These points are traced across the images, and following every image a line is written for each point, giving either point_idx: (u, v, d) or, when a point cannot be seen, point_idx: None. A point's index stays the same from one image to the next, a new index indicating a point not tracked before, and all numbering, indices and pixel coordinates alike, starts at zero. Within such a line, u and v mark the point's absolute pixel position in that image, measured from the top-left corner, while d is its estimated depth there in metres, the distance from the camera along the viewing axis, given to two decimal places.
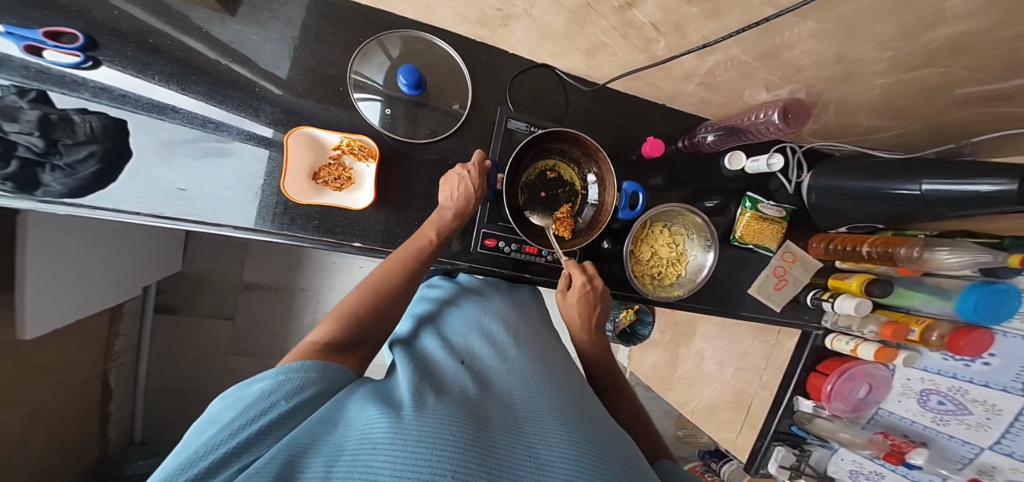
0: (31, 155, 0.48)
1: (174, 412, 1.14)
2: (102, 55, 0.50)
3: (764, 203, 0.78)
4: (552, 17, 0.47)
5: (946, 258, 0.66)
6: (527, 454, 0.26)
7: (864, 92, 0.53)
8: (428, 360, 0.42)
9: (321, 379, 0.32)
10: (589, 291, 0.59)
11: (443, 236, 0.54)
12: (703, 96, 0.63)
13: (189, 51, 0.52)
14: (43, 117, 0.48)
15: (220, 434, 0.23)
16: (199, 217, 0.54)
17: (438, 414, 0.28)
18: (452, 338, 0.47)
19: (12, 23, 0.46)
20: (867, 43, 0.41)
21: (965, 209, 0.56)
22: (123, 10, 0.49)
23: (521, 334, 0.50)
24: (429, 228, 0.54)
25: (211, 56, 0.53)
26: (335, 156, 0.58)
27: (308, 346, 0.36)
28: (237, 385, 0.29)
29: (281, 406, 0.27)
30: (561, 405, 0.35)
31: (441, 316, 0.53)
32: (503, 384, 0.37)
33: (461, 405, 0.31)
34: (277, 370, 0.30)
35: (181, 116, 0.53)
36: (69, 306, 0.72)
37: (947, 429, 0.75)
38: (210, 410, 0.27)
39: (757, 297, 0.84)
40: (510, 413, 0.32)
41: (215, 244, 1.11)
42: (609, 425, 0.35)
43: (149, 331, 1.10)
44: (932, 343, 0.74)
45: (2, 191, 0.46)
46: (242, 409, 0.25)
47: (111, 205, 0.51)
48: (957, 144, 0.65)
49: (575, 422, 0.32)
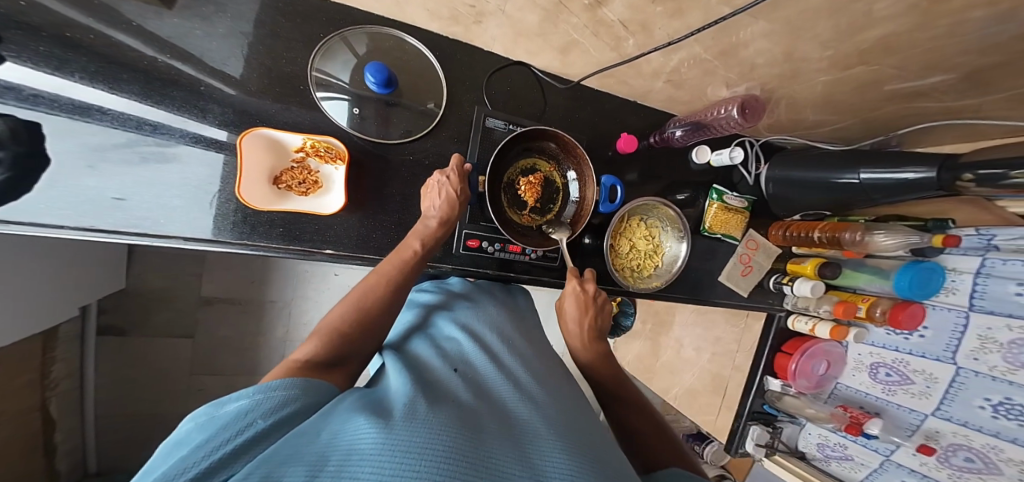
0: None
1: (134, 439, 1.03)
2: (6, 49, 0.42)
3: (728, 195, 0.83)
4: (525, 14, 0.47)
5: (883, 240, 0.74)
6: (519, 465, 0.25)
7: (810, 89, 0.57)
8: (419, 367, 0.40)
9: (304, 396, 0.30)
10: (584, 297, 0.57)
11: (428, 247, 0.51)
12: (671, 93, 0.65)
13: (120, 47, 0.47)
14: None
15: (192, 455, 0.21)
16: (141, 229, 0.49)
17: (428, 424, 0.27)
18: (443, 344, 0.46)
19: None
20: (812, 43, 0.44)
21: (894, 194, 0.64)
22: None
23: (513, 339, 0.49)
24: (413, 238, 0.51)
25: (149, 51, 0.48)
26: (299, 159, 0.54)
27: (291, 365, 0.34)
28: (211, 403, 0.26)
29: (258, 425, 0.25)
30: (555, 416, 0.34)
31: (429, 324, 0.51)
32: (496, 393, 0.37)
33: (453, 413, 0.30)
34: (258, 387, 0.28)
35: (111, 118, 0.47)
36: None
37: (894, 398, 0.82)
38: (180, 430, 0.25)
39: (727, 284, 0.88)
40: (504, 422, 0.31)
41: (162, 257, 1.01)
42: (599, 436, 0.35)
43: (95, 353, 0.98)
44: (876, 318, 0.82)
45: None
46: (217, 429, 0.23)
47: (33, 219, 0.44)
48: (887, 136, 0.72)
49: (569, 433, 0.31)
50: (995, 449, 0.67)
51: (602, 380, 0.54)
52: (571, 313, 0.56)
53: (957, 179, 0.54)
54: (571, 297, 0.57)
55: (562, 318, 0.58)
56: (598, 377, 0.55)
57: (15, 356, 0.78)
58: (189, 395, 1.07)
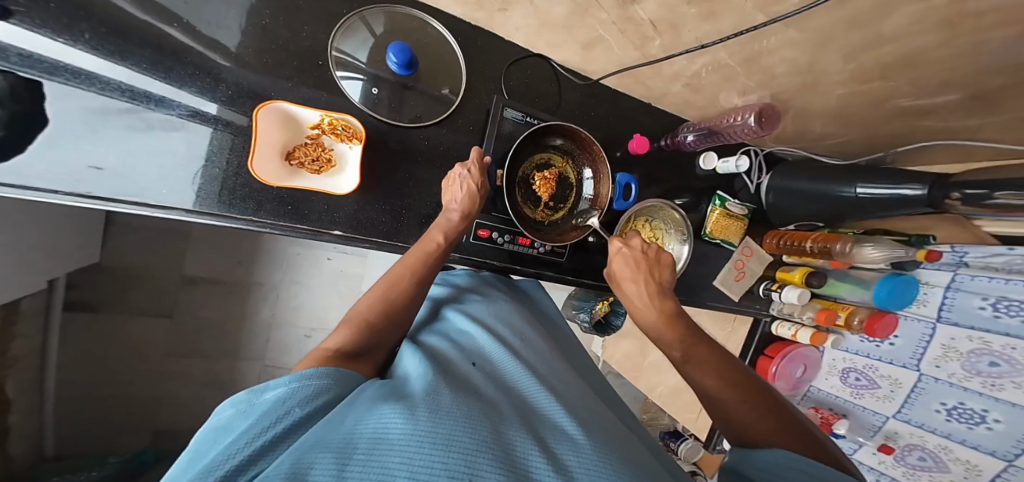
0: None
1: (103, 421, 0.98)
2: (15, 5, 0.40)
3: (730, 201, 0.84)
4: (555, 5, 0.46)
5: (870, 252, 0.77)
6: (560, 463, 0.25)
7: (823, 102, 0.59)
8: (440, 358, 0.40)
9: (335, 386, 0.29)
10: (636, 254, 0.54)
11: (451, 239, 0.51)
12: (686, 97, 0.66)
13: (116, 8, 0.44)
14: None
15: (232, 445, 0.20)
16: (140, 197, 0.45)
17: (465, 419, 0.26)
18: (462, 337, 0.45)
19: None
20: (835, 54, 0.45)
21: (889, 209, 0.66)
22: None
23: (532, 336, 0.48)
24: (435, 231, 0.50)
25: (147, 17, 0.45)
26: (313, 136, 0.51)
27: (322, 354, 0.33)
28: (247, 388, 0.25)
29: (295, 414, 0.24)
30: (581, 415, 0.33)
31: (446, 315, 0.50)
32: (520, 390, 0.36)
33: (481, 409, 0.30)
34: (292, 375, 0.27)
35: (107, 85, 0.44)
36: None
37: (861, 402, 0.88)
38: (217, 416, 0.24)
39: (721, 288, 0.91)
40: (532, 420, 0.30)
41: (145, 232, 0.96)
42: (624, 436, 0.35)
43: (61, 329, 0.93)
44: (854, 327, 0.86)
45: None
46: (257, 418, 0.22)
47: (21, 182, 0.40)
48: (883, 153, 0.75)
49: (599, 432, 0.31)
50: (946, 448, 0.75)
51: (665, 341, 0.49)
52: (625, 273, 0.54)
53: (945, 197, 0.57)
54: (621, 257, 0.55)
55: (615, 279, 0.55)
56: (661, 338, 0.50)
57: None
58: (163, 378, 1.03)
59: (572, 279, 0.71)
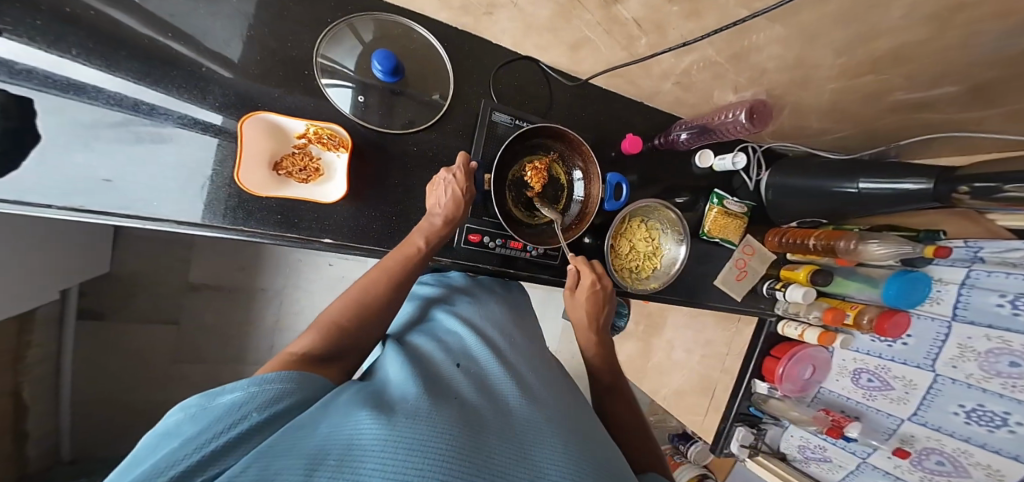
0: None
1: (112, 427, 1.01)
2: None
3: (728, 200, 0.83)
4: (538, 7, 0.47)
5: (876, 249, 0.75)
6: (526, 466, 0.25)
7: (818, 97, 0.57)
8: (421, 360, 0.40)
9: (298, 391, 0.29)
10: (598, 291, 0.59)
11: (432, 244, 0.51)
12: (678, 96, 0.65)
13: (116, 23, 0.45)
14: None
15: (181, 448, 0.20)
16: (131, 210, 0.47)
17: (432, 420, 0.27)
18: (444, 338, 0.45)
19: None
20: (825, 49, 0.44)
21: (890, 205, 0.66)
22: None
23: (515, 337, 0.48)
24: (417, 235, 0.51)
25: (146, 31, 0.47)
26: (300, 145, 0.53)
27: (287, 357, 0.33)
28: (203, 393, 0.25)
29: (252, 419, 0.24)
30: (554, 416, 0.34)
31: (430, 318, 0.50)
32: (496, 390, 0.36)
33: (452, 409, 0.30)
34: (253, 379, 0.27)
35: (105, 97, 0.45)
36: None
37: (875, 404, 0.85)
38: (166, 421, 0.24)
39: (722, 288, 0.89)
40: (504, 420, 0.31)
41: (152, 241, 0.99)
42: (598, 437, 0.35)
43: (74, 337, 0.96)
44: (863, 326, 0.83)
45: None
46: (210, 422, 0.22)
47: (16, 197, 0.42)
48: (886, 147, 0.73)
49: (572, 435, 0.31)
50: (965, 453, 0.71)
51: (598, 368, 0.58)
52: (580, 305, 0.59)
53: (951, 192, 0.55)
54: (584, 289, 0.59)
55: (570, 305, 0.61)
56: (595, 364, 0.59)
57: None
58: (171, 383, 1.05)
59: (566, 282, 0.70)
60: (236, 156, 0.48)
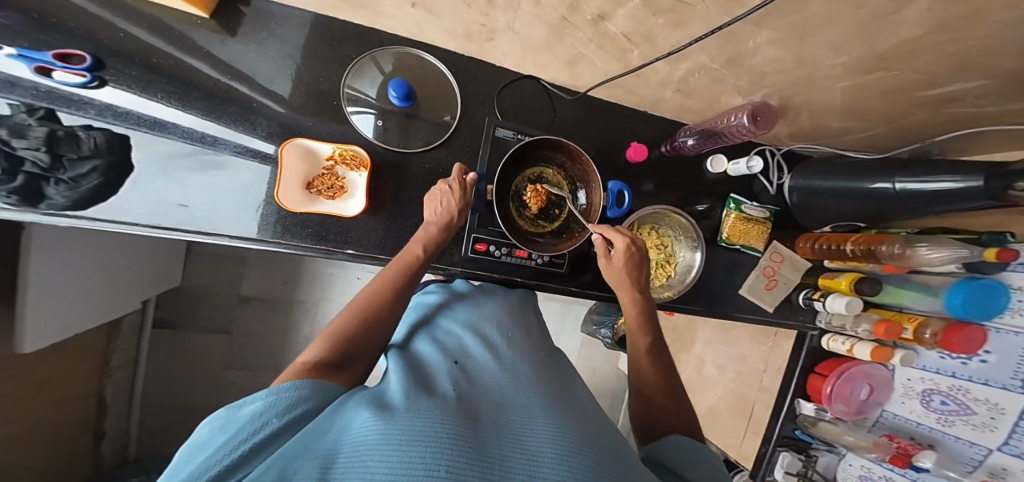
0: (36, 170, 0.49)
1: (170, 428, 1.12)
2: (108, 75, 0.52)
3: (747, 204, 0.80)
4: (533, 30, 0.51)
5: (927, 254, 0.66)
6: (525, 448, 0.26)
7: (829, 96, 0.56)
8: (426, 363, 0.42)
9: (313, 396, 0.32)
10: (635, 254, 0.56)
11: (430, 251, 0.54)
12: (681, 103, 0.66)
13: (191, 70, 0.55)
14: (51, 133, 0.50)
15: (211, 457, 0.23)
16: (195, 227, 0.55)
17: (435, 413, 0.28)
18: (449, 339, 0.48)
19: (24, 46, 0.48)
20: (821, 48, 0.43)
21: (938, 205, 0.57)
22: (129, 32, 0.52)
23: (517, 336, 0.50)
24: (415, 244, 0.54)
25: (214, 73, 0.56)
26: (329, 167, 0.59)
27: (301, 366, 0.36)
28: (227, 405, 0.28)
29: (273, 425, 0.27)
30: (559, 406, 0.35)
31: (437, 320, 0.53)
32: (500, 383, 0.37)
33: (456, 405, 0.31)
34: (270, 389, 0.30)
35: (179, 131, 0.55)
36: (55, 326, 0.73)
37: (952, 430, 0.69)
38: (197, 433, 0.27)
39: (749, 297, 0.84)
40: (506, 410, 0.32)
41: (212, 257, 1.12)
42: (601, 422, 0.35)
43: (148, 344, 1.09)
44: (927, 341, 0.71)
45: (7, 203, 0.48)
46: (234, 431, 0.25)
47: (111, 217, 0.52)
48: (923, 143, 0.68)
49: (572, 419, 0.32)
50: None
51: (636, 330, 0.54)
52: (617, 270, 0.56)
53: (1006, 188, 0.47)
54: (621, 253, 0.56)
55: (608, 270, 0.58)
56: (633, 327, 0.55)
57: (82, 342, 0.89)
58: (221, 388, 1.15)
59: (575, 290, 0.71)
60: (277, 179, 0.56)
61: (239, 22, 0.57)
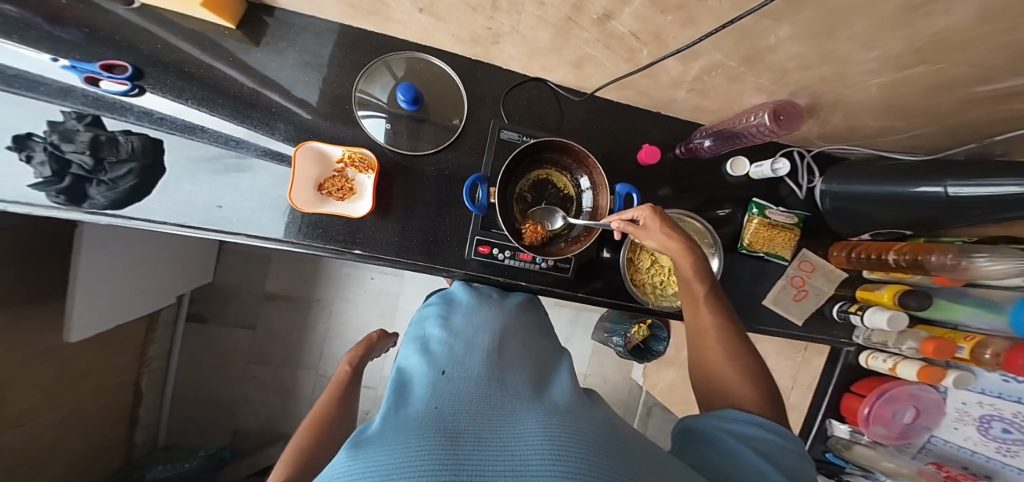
0: (81, 172, 0.54)
1: (198, 416, 1.20)
2: (147, 83, 0.56)
3: (771, 209, 0.75)
4: (538, 32, 0.50)
5: (986, 266, 0.57)
6: (508, 459, 0.25)
7: (863, 93, 0.51)
8: (408, 378, 0.41)
9: None
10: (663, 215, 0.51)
11: (354, 366, 0.61)
12: (697, 103, 0.62)
13: (219, 79, 0.59)
14: (94, 138, 0.55)
15: None
16: (218, 227, 0.58)
17: (408, 436, 0.27)
18: (433, 348, 0.47)
19: (76, 58, 0.54)
20: (849, 43, 0.39)
21: (996, 212, 0.51)
22: (167, 44, 0.57)
23: (506, 342, 0.48)
24: (337, 371, 0.60)
25: (248, 82, 0.60)
26: (339, 169, 0.61)
27: None
28: None
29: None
30: (553, 412, 0.33)
31: (424, 330, 0.52)
32: (490, 392, 0.36)
33: (440, 420, 0.30)
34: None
35: (209, 135, 0.59)
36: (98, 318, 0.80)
37: (1014, 461, 0.61)
38: None
39: (775, 309, 0.79)
40: (489, 421, 0.30)
41: (242, 254, 1.20)
42: (594, 419, 0.34)
43: (181, 337, 1.18)
44: (987, 362, 0.63)
45: (55, 203, 0.53)
46: None
47: (145, 216, 0.56)
48: (980, 143, 0.60)
49: (560, 422, 0.31)
50: None
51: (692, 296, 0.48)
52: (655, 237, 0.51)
53: None
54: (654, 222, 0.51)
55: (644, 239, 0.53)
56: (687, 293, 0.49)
57: (123, 333, 0.98)
58: (244, 381, 1.23)
59: (582, 296, 0.68)
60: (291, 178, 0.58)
61: (263, 33, 0.60)
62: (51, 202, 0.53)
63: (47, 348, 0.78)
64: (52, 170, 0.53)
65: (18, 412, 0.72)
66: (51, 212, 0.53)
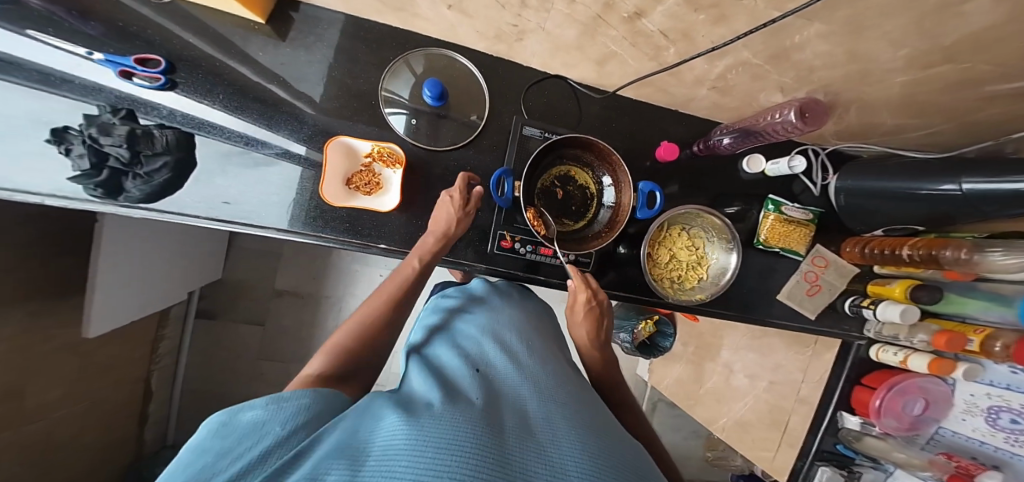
0: (118, 165, 0.54)
1: (207, 412, 1.20)
2: (179, 78, 0.56)
3: (787, 205, 0.75)
4: (565, 30, 0.50)
5: (999, 260, 0.59)
6: (547, 467, 0.26)
7: (886, 90, 0.51)
8: (442, 370, 0.43)
9: (315, 405, 0.30)
10: (594, 305, 0.58)
11: (426, 261, 0.56)
12: (717, 100, 0.63)
13: (242, 76, 0.59)
14: (130, 131, 0.54)
15: (211, 465, 0.21)
16: (248, 220, 0.58)
17: (456, 420, 0.28)
18: (465, 346, 0.49)
19: (111, 51, 0.54)
20: (879, 41, 0.40)
21: (1006, 208, 0.51)
22: (191, 40, 0.57)
23: (535, 345, 0.50)
24: (413, 255, 0.56)
25: (268, 78, 0.60)
26: (366, 164, 0.62)
27: (303, 380, 0.36)
28: (226, 410, 0.26)
29: (275, 431, 0.25)
30: (586, 422, 0.34)
31: (452, 326, 0.54)
32: (521, 391, 0.38)
33: (481, 410, 0.32)
34: (270, 396, 0.28)
35: (220, 133, 0.58)
36: (114, 316, 0.80)
37: (1020, 451, 0.63)
38: (204, 430, 0.25)
39: (788, 303, 0.80)
40: (525, 423, 0.32)
41: (253, 251, 1.20)
42: (620, 437, 0.35)
43: (191, 333, 1.18)
44: (996, 354, 0.64)
45: (94, 196, 0.53)
46: (235, 436, 0.24)
47: (177, 209, 0.56)
48: (995, 141, 0.60)
49: (593, 436, 0.32)
50: None
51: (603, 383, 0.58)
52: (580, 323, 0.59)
53: None
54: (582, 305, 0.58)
55: (571, 322, 0.60)
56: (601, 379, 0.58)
57: (135, 329, 0.98)
58: (254, 378, 1.23)
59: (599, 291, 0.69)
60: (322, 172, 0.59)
61: (289, 28, 0.60)
62: (88, 195, 0.53)
63: (64, 344, 0.78)
64: (91, 163, 0.53)
65: (36, 408, 0.72)
66: (89, 206, 0.53)
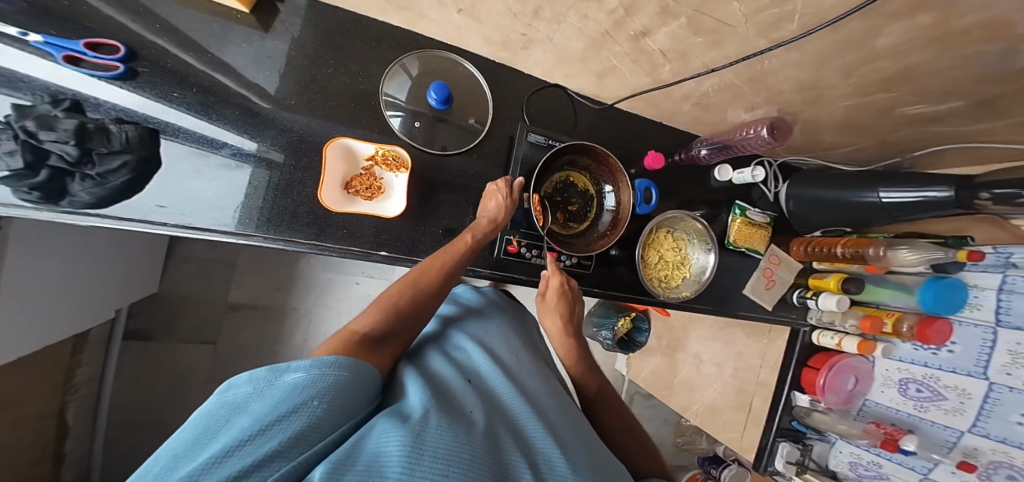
0: (62, 164, 0.45)
1: (139, 449, 1.01)
2: (140, 66, 0.50)
3: (751, 210, 0.86)
4: (572, 43, 0.53)
5: (906, 255, 0.74)
6: None
7: (832, 113, 0.61)
8: (440, 373, 0.43)
9: (350, 378, 0.31)
10: (567, 291, 0.62)
11: (478, 240, 0.57)
12: (697, 115, 0.70)
13: (225, 67, 0.54)
14: (80, 126, 0.46)
15: (250, 429, 0.22)
16: (228, 228, 0.52)
17: (463, 433, 0.29)
18: (459, 355, 0.49)
19: (52, 33, 0.47)
20: (836, 71, 0.48)
21: (915, 212, 0.64)
22: (165, 25, 0.51)
23: (526, 358, 0.51)
24: (467, 233, 0.57)
25: (252, 71, 0.55)
26: (367, 167, 0.59)
27: (351, 335, 0.38)
28: (271, 368, 0.29)
29: (312, 406, 0.26)
30: (566, 446, 0.34)
31: (448, 332, 0.55)
32: (514, 406, 0.39)
33: (482, 423, 0.32)
34: (313, 361, 0.30)
35: (186, 136, 0.52)
36: (16, 342, 0.65)
37: (928, 415, 0.76)
38: (236, 391, 0.27)
39: (752, 297, 0.90)
40: (520, 444, 0.32)
41: (201, 261, 1.06)
42: (604, 460, 0.36)
43: (118, 355, 1.00)
44: (904, 334, 0.78)
45: (27, 200, 0.44)
46: (276, 402, 0.25)
47: (141, 217, 0.49)
48: (900, 158, 0.76)
49: (583, 462, 0.33)
50: None
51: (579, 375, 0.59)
52: (554, 307, 0.61)
53: (975, 198, 0.54)
54: (556, 291, 0.61)
55: (541, 309, 0.62)
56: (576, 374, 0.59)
57: (45, 356, 0.80)
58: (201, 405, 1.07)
59: (599, 292, 0.72)
60: (319, 177, 0.55)
61: (274, 18, 0.56)
62: (18, 200, 0.43)
63: None
64: (24, 162, 0.43)
65: None
66: (15, 211, 0.43)
